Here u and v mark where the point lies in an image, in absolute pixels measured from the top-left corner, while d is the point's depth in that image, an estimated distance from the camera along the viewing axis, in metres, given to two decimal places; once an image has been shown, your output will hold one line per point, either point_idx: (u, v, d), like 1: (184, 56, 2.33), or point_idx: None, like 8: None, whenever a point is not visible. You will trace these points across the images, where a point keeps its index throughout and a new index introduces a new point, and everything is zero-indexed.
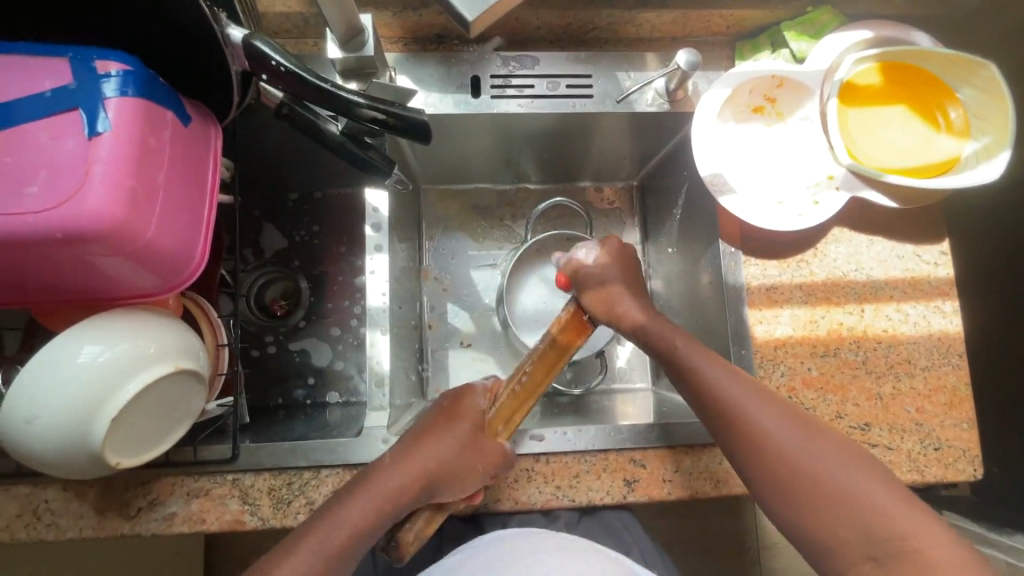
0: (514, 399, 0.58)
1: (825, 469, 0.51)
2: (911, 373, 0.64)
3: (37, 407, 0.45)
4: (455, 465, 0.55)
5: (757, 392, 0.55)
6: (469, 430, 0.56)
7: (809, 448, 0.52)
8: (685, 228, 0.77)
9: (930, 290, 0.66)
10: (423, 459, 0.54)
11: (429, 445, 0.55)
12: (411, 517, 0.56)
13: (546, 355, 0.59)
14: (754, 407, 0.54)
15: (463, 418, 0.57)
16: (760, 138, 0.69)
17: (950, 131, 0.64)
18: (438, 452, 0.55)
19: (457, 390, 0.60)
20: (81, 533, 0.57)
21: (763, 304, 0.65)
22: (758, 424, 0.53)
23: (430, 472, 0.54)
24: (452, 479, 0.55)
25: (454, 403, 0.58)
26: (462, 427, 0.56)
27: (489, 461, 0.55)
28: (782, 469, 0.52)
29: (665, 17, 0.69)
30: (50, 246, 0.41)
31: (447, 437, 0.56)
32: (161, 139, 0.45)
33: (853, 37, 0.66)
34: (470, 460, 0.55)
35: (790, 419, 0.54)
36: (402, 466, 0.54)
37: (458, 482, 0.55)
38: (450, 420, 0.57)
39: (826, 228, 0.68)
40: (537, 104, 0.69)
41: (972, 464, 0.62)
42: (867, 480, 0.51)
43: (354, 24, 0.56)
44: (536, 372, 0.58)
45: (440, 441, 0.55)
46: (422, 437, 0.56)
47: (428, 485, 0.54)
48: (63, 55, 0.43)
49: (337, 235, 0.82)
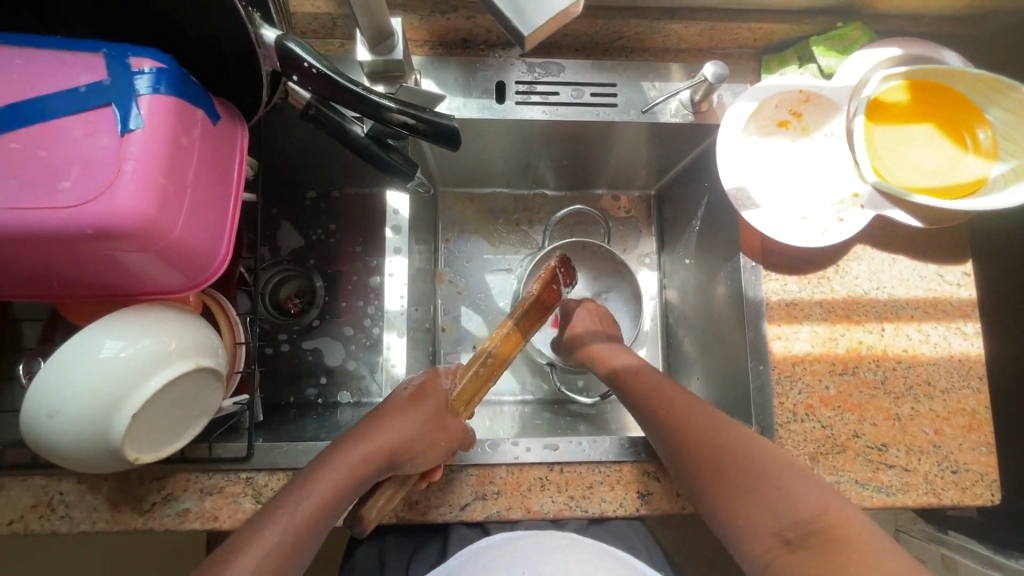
0: (476, 381, 0.65)
1: (766, 467, 0.52)
2: (930, 394, 0.64)
3: (59, 402, 0.45)
4: (423, 435, 0.57)
5: (702, 410, 0.58)
6: (432, 409, 0.61)
7: (753, 448, 0.54)
8: (704, 238, 0.77)
9: (951, 311, 0.66)
10: (390, 434, 0.57)
11: (392, 423, 0.58)
12: (375, 495, 0.58)
13: (510, 335, 0.67)
14: (696, 421, 0.57)
15: (427, 398, 0.62)
16: (784, 153, 0.69)
17: (978, 152, 0.63)
18: (404, 427, 0.58)
19: (423, 375, 0.65)
20: (94, 526, 0.57)
21: (782, 319, 0.65)
22: (698, 431, 0.56)
23: (394, 446, 0.56)
24: (419, 451, 0.56)
25: (422, 386, 0.63)
26: (426, 405, 0.61)
27: (452, 436, 0.58)
28: (723, 469, 0.53)
29: (692, 28, 0.68)
30: (80, 241, 0.41)
31: (410, 416, 0.59)
32: (191, 136, 0.45)
33: (881, 55, 0.65)
34: (432, 433, 0.58)
35: (731, 430, 0.55)
36: (366, 439, 0.56)
37: (426, 453, 0.56)
38: (418, 400, 0.61)
39: (847, 245, 0.68)
40: (559, 111, 0.69)
41: (990, 488, 0.61)
42: (809, 483, 0.51)
43: (384, 28, 0.56)
44: (499, 353, 0.66)
45: (404, 420, 0.59)
46: (389, 417, 0.59)
47: (393, 462, 0.56)
48: (98, 52, 0.43)
49: (352, 233, 0.83)
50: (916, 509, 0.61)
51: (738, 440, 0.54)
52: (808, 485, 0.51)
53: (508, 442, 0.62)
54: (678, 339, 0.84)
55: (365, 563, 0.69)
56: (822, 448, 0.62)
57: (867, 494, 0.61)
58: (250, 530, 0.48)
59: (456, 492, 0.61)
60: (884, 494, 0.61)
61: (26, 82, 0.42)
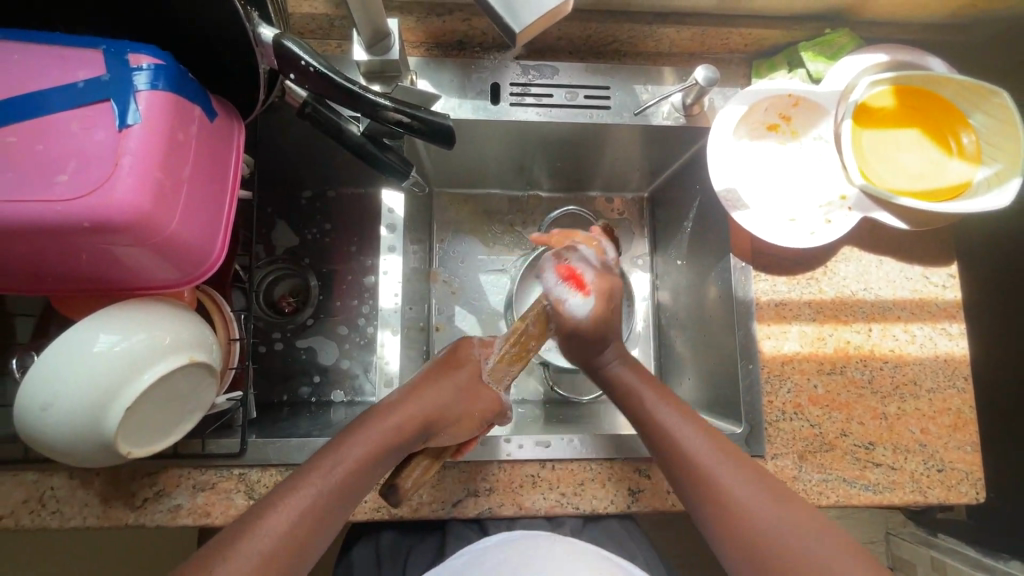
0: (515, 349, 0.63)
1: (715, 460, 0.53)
2: (915, 394, 0.65)
3: (50, 395, 0.46)
4: (456, 409, 0.57)
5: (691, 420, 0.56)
6: (465, 379, 0.60)
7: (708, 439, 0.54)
8: (695, 241, 0.78)
9: (937, 311, 0.67)
10: (424, 405, 0.56)
11: (425, 389, 0.57)
12: (409, 466, 0.57)
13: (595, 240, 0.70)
14: (685, 431, 0.55)
15: (461, 367, 0.60)
16: (774, 157, 0.70)
17: (962, 155, 0.65)
18: (437, 399, 0.57)
19: (453, 346, 0.63)
20: (86, 521, 0.57)
21: (771, 319, 0.66)
22: (680, 443, 0.54)
23: (429, 416, 0.56)
24: (451, 421, 0.57)
25: (451, 355, 0.62)
26: (460, 375, 0.60)
27: (487, 406, 0.59)
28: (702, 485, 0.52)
29: (684, 32, 0.70)
30: (76, 234, 0.42)
31: (442, 383, 0.58)
32: (188, 132, 0.46)
33: (869, 60, 0.66)
34: (467, 404, 0.58)
35: (718, 445, 0.54)
36: (392, 413, 0.55)
37: (458, 425, 0.57)
38: (453, 369, 0.60)
39: (835, 247, 0.69)
40: (554, 113, 0.70)
41: (975, 486, 0.62)
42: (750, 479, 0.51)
43: (380, 29, 0.57)
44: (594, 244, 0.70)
45: (437, 388, 0.58)
46: (421, 385, 0.58)
47: (428, 428, 0.56)
48: (96, 47, 0.43)
49: (346, 234, 0.83)
50: (903, 506, 0.62)
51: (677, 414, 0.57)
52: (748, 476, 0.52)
53: (501, 439, 0.62)
54: (669, 340, 0.84)
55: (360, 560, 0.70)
56: (810, 446, 0.63)
57: (855, 491, 0.62)
58: (257, 511, 0.46)
59: (448, 489, 0.61)
60: (871, 491, 0.62)
61: (23, 78, 0.42)
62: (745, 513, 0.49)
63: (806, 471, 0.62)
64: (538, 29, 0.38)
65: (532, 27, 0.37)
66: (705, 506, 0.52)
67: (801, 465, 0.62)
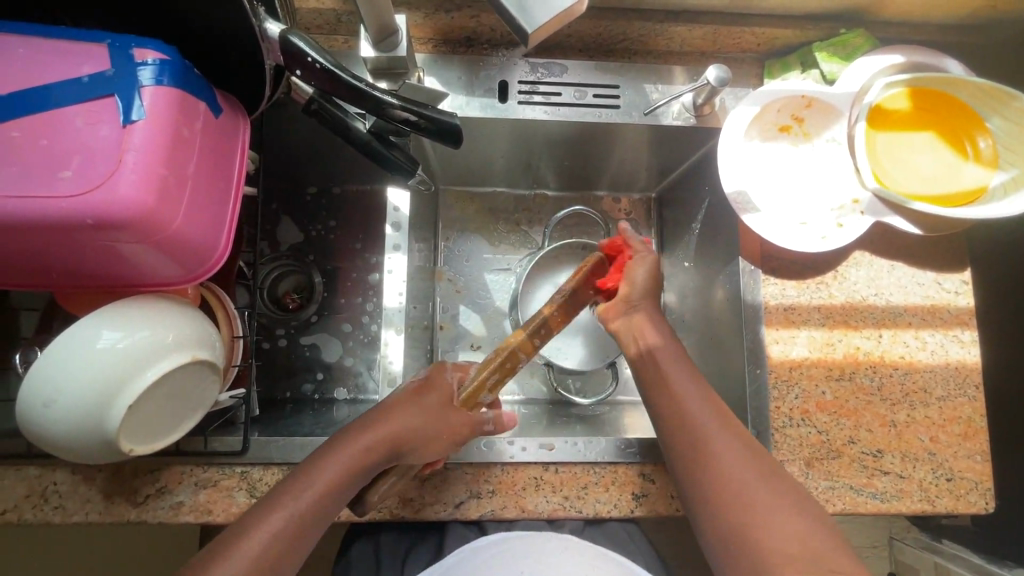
0: (496, 375, 0.60)
1: (715, 435, 0.52)
2: (925, 402, 0.64)
3: (53, 391, 0.45)
4: (421, 435, 0.55)
5: (712, 410, 0.54)
6: (434, 405, 0.57)
7: (713, 414, 0.54)
8: (704, 242, 0.77)
9: (949, 318, 0.66)
10: (387, 431, 0.54)
11: (393, 415, 0.56)
12: (377, 482, 0.57)
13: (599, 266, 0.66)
14: (702, 416, 0.54)
15: (432, 393, 0.58)
16: (786, 158, 0.69)
17: (979, 160, 0.63)
18: (402, 424, 0.55)
19: (429, 368, 0.61)
20: (87, 517, 0.57)
21: (780, 324, 0.65)
22: (705, 439, 0.52)
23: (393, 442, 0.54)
24: (418, 447, 0.55)
25: (426, 378, 0.60)
26: (427, 400, 0.58)
27: (457, 429, 0.57)
28: (723, 492, 0.49)
29: (696, 31, 0.68)
30: (79, 231, 0.41)
31: (410, 409, 0.56)
32: (193, 128, 0.45)
33: (883, 62, 0.66)
34: (436, 429, 0.56)
35: (736, 437, 0.52)
36: (356, 441, 0.53)
37: (424, 449, 0.55)
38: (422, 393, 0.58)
39: (847, 251, 0.68)
40: (561, 112, 0.69)
41: (984, 497, 0.61)
42: (743, 461, 0.50)
43: (388, 26, 0.56)
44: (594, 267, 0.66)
45: (405, 414, 0.56)
46: (389, 410, 0.56)
47: (395, 453, 0.55)
48: (102, 42, 0.43)
49: (352, 230, 0.83)
50: (910, 515, 0.61)
51: (692, 384, 0.56)
52: (744, 458, 0.51)
53: (504, 441, 0.62)
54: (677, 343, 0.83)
55: (359, 561, 0.69)
56: (817, 453, 0.62)
57: (862, 500, 0.61)
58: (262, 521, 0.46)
59: (451, 491, 0.61)
60: (879, 500, 0.61)
61: (29, 71, 0.42)
62: (738, 492, 0.49)
63: (812, 478, 0.61)
64: (553, 28, 0.37)
65: (546, 27, 0.36)
66: (694, 475, 0.51)
67: (808, 471, 0.61)
